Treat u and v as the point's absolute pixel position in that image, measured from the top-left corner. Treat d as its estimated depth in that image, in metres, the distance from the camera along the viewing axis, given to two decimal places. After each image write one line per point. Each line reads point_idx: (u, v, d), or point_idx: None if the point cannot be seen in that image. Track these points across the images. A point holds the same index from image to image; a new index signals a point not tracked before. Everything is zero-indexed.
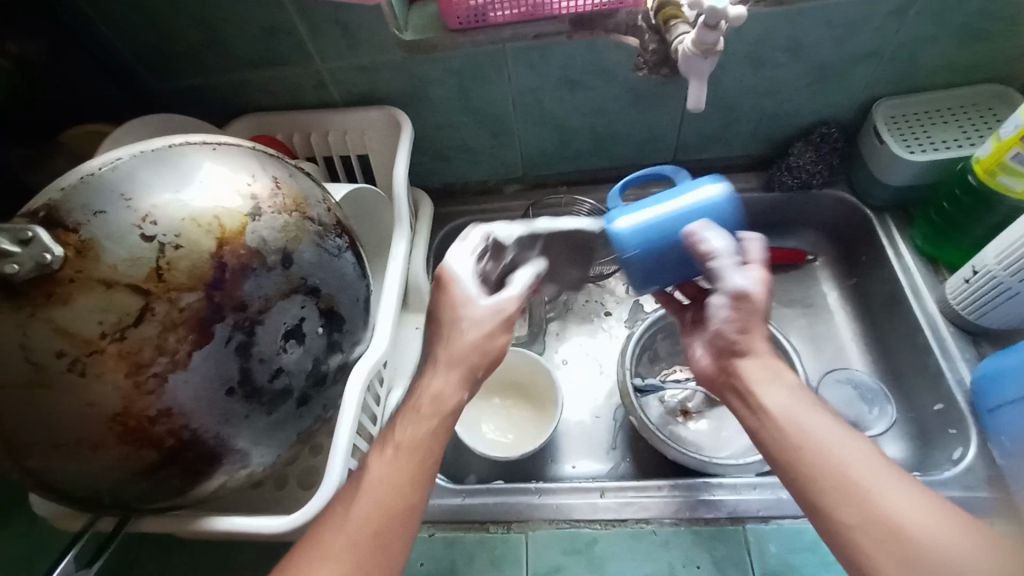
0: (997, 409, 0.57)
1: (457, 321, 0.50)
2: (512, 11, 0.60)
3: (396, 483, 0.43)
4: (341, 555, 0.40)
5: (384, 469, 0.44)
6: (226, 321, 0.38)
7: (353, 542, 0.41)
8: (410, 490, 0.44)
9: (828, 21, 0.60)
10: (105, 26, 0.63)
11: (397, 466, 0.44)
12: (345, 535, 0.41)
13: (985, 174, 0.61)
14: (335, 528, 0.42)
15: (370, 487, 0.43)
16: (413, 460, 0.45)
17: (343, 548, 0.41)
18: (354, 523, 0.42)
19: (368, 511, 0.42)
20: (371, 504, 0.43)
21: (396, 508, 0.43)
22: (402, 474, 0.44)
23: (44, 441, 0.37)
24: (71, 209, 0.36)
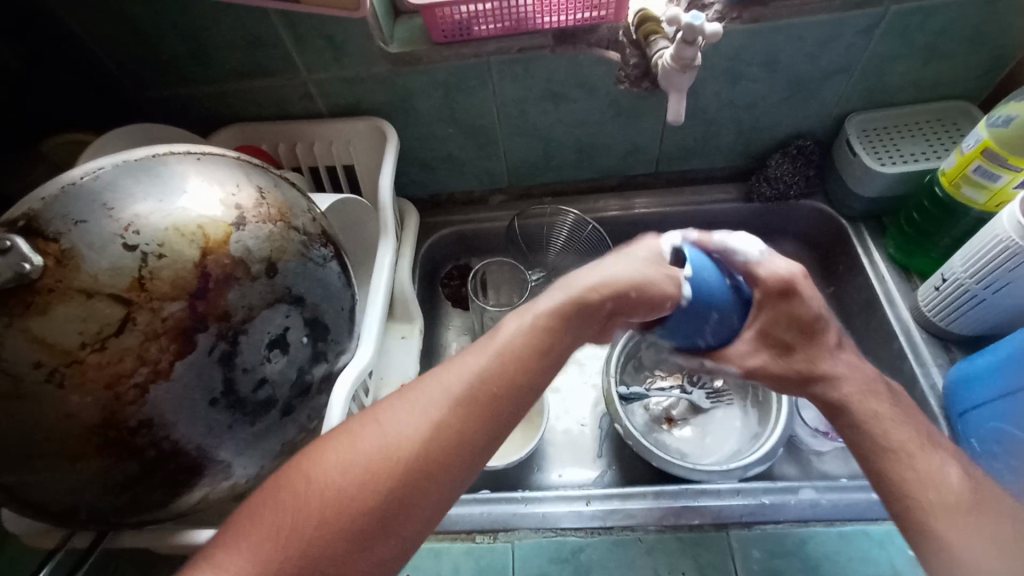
0: (966, 412, 0.59)
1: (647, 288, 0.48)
2: (495, 25, 0.61)
3: (524, 352, 0.43)
4: (453, 399, 0.40)
5: (516, 338, 0.43)
6: (210, 330, 0.37)
7: (464, 392, 0.41)
8: (529, 366, 0.42)
9: (801, 39, 0.62)
10: (88, 35, 0.63)
11: (525, 341, 0.43)
12: (463, 382, 0.41)
13: (951, 186, 0.63)
14: (453, 376, 0.41)
15: (501, 351, 0.42)
16: (547, 338, 0.43)
17: (454, 396, 0.41)
18: (473, 377, 0.41)
19: (490, 371, 0.42)
20: (491, 366, 0.42)
21: (516, 380, 0.42)
22: (531, 351, 0.43)
23: (19, 454, 0.36)
24: (52, 218, 0.36)
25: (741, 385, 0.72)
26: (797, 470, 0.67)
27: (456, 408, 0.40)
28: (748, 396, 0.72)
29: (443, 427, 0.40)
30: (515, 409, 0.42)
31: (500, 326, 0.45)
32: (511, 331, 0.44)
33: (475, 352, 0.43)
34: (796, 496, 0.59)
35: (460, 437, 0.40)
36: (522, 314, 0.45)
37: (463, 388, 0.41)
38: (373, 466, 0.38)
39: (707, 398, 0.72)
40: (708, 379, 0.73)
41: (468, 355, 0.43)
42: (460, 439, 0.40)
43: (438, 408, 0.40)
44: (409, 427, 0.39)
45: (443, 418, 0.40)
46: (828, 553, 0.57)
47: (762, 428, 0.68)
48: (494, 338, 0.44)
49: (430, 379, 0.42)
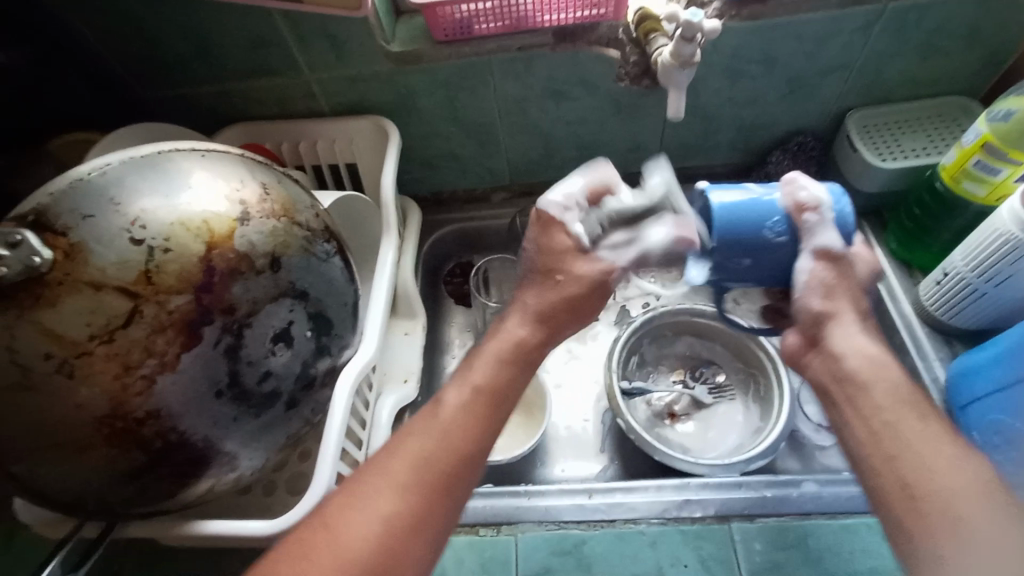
0: (969, 405, 0.59)
1: (553, 272, 0.53)
2: (496, 23, 0.62)
3: (465, 429, 0.46)
4: (396, 491, 0.42)
5: (457, 407, 0.47)
6: (215, 323, 0.38)
7: (403, 479, 0.43)
8: (473, 437, 0.46)
9: (800, 36, 0.63)
10: (94, 36, 0.63)
11: (465, 410, 0.47)
12: (413, 466, 0.44)
13: (951, 181, 0.63)
14: (405, 459, 0.44)
15: (446, 421, 0.46)
16: (488, 405, 0.47)
17: (404, 483, 0.43)
18: (412, 465, 0.44)
19: (427, 458, 0.44)
20: (438, 439, 0.45)
21: (462, 449, 0.45)
22: (473, 419, 0.46)
23: (28, 445, 0.37)
24: (61, 213, 0.37)
25: (743, 381, 0.73)
26: (799, 464, 0.67)
27: (399, 497, 0.42)
28: (750, 392, 0.72)
29: (405, 507, 0.42)
30: (465, 483, 0.45)
31: (433, 406, 0.47)
32: (438, 412, 0.47)
33: (421, 427, 0.46)
34: (798, 490, 0.59)
35: (412, 523, 0.42)
36: (456, 389, 0.48)
37: (416, 465, 0.44)
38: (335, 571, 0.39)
39: (709, 393, 0.73)
40: (709, 375, 0.74)
41: (398, 444, 0.45)
42: (421, 515, 0.42)
43: (381, 499, 0.42)
44: (373, 516, 0.41)
45: (404, 497, 0.42)
46: (830, 546, 0.57)
47: (764, 423, 0.69)
48: (432, 417, 0.46)
49: (381, 463, 0.44)
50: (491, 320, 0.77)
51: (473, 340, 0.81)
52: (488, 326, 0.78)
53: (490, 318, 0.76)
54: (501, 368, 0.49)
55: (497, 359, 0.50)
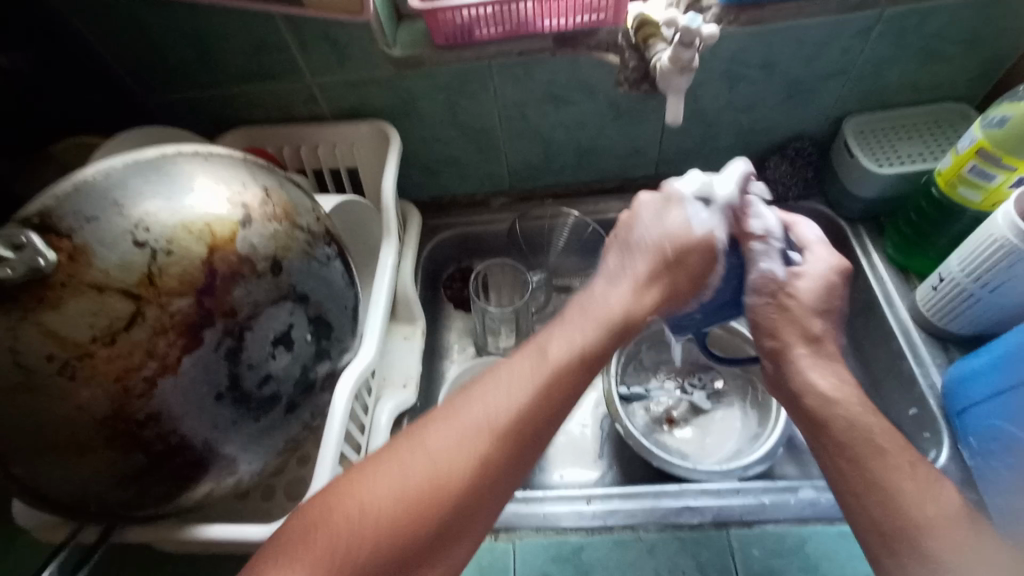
0: (965, 411, 0.59)
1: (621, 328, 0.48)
2: (497, 28, 0.62)
3: (563, 383, 0.44)
4: (490, 432, 0.42)
5: (548, 368, 0.44)
6: (216, 326, 0.38)
7: (496, 421, 0.42)
8: (562, 398, 0.44)
9: (798, 43, 0.63)
10: (97, 39, 0.64)
11: (558, 367, 0.45)
12: (498, 415, 0.42)
13: (947, 186, 0.64)
14: (502, 402, 0.43)
15: (538, 379, 0.44)
16: (578, 367, 0.45)
17: (500, 424, 0.42)
18: (508, 409, 0.42)
19: (524, 405, 0.43)
20: (530, 390, 0.43)
21: (549, 406, 0.43)
22: (573, 377, 0.45)
23: (29, 447, 0.37)
24: (64, 215, 0.37)
25: (741, 386, 0.74)
26: (797, 470, 0.67)
27: (492, 438, 0.41)
28: (748, 398, 0.72)
29: (487, 450, 0.41)
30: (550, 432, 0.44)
31: (537, 354, 0.46)
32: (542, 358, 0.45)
33: (513, 375, 0.44)
34: (796, 495, 0.59)
35: (495, 464, 0.41)
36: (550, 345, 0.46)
37: (502, 411, 0.42)
38: (415, 491, 0.39)
39: (707, 398, 0.73)
40: (707, 380, 0.74)
41: (494, 383, 0.44)
42: (498, 461, 0.41)
43: (472, 438, 0.41)
44: (446, 454, 0.41)
45: (487, 442, 0.41)
46: (829, 552, 0.57)
47: (762, 428, 0.69)
48: (535, 365, 0.45)
49: (468, 399, 0.43)
50: (490, 325, 0.77)
51: (472, 344, 0.81)
52: (487, 331, 0.78)
53: (489, 322, 0.76)
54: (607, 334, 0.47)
55: (593, 321, 0.48)
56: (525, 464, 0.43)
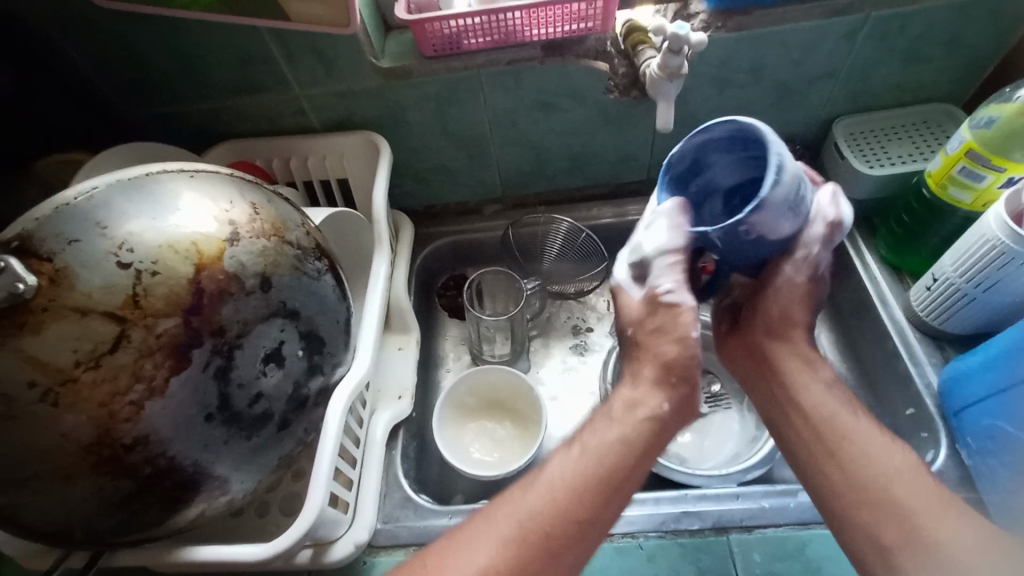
0: (963, 411, 0.59)
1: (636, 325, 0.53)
2: (484, 38, 0.62)
3: (584, 498, 0.46)
4: (501, 547, 0.44)
5: (574, 471, 0.47)
6: (205, 346, 0.37)
7: (511, 539, 0.44)
8: (596, 499, 0.46)
9: (785, 47, 0.63)
10: (81, 56, 0.63)
11: (586, 470, 0.47)
12: (514, 526, 0.44)
13: (937, 187, 0.64)
14: (514, 513, 0.45)
15: (548, 491, 0.46)
16: (589, 492, 0.46)
17: (508, 538, 0.44)
18: (521, 523, 0.44)
19: (536, 517, 0.45)
20: (551, 506, 0.45)
21: (567, 519, 0.45)
22: (592, 495, 0.46)
23: (15, 474, 0.36)
24: (45, 238, 0.36)
25: (739, 389, 0.73)
26: None
27: (500, 554, 0.43)
28: (746, 401, 0.72)
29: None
30: (569, 557, 0.44)
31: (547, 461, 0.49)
32: (553, 468, 0.48)
33: (537, 487, 0.46)
34: (795, 499, 0.59)
35: None
36: (580, 447, 0.49)
37: (518, 532, 0.44)
38: None
39: (705, 402, 0.73)
40: (704, 384, 0.74)
41: (511, 496, 0.47)
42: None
43: (488, 552, 0.43)
44: (459, 572, 0.42)
45: (497, 564, 0.43)
46: (829, 555, 0.57)
47: (760, 431, 0.69)
48: (546, 474, 0.47)
49: (487, 521, 0.45)
50: (485, 333, 0.76)
51: (468, 353, 0.80)
52: (482, 339, 0.77)
53: (484, 331, 0.76)
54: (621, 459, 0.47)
55: (617, 421, 0.49)
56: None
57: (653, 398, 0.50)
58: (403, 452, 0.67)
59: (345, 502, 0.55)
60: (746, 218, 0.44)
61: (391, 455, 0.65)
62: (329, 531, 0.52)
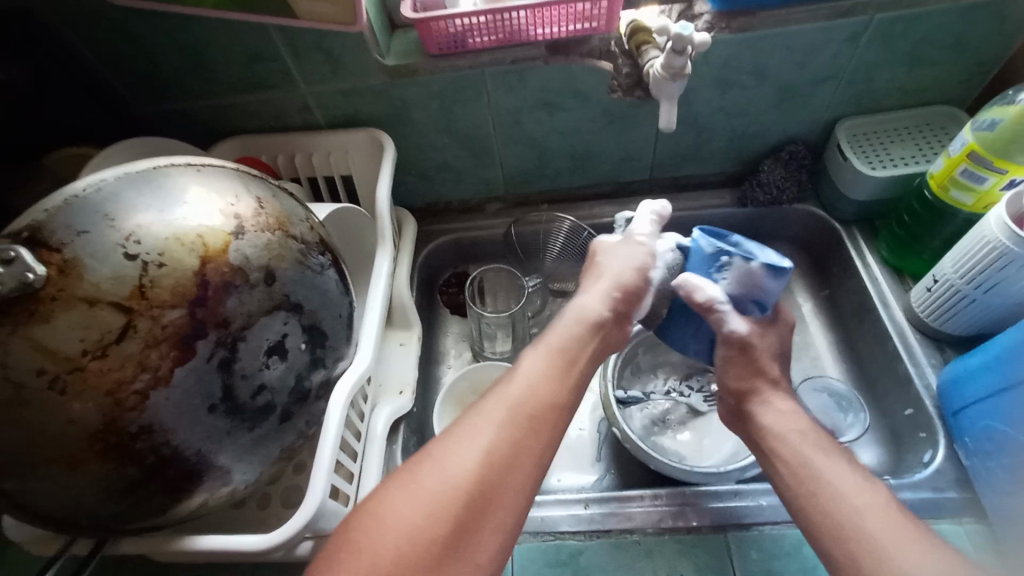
0: (962, 411, 0.59)
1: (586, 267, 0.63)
2: (489, 37, 0.62)
3: (551, 380, 0.51)
4: (492, 431, 0.47)
5: (542, 363, 0.52)
6: (209, 337, 0.38)
7: (500, 423, 0.47)
8: (559, 386, 0.51)
9: (789, 48, 0.64)
10: (91, 51, 0.64)
11: (552, 362, 0.52)
12: (502, 413, 0.48)
13: (939, 189, 0.64)
14: (496, 407, 0.49)
15: (523, 383, 0.50)
16: (556, 375, 0.51)
17: (499, 424, 0.47)
18: (506, 410, 0.48)
19: (518, 405, 0.48)
20: (533, 393, 0.49)
21: (545, 403, 0.49)
22: (558, 377, 0.51)
23: (22, 461, 0.37)
24: (55, 229, 0.37)
25: None
26: None
27: (495, 436, 0.46)
28: None
29: (501, 454, 0.46)
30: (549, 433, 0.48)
31: (514, 365, 0.53)
32: (521, 368, 0.52)
33: (519, 380, 0.50)
34: None
35: (507, 458, 0.46)
36: (547, 343, 0.54)
37: (510, 417, 0.48)
38: (440, 496, 0.43)
39: (705, 401, 0.73)
40: (704, 383, 0.75)
41: (487, 395, 0.50)
42: (512, 468, 0.46)
43: (482, 435, 0.47)
44: (460, 457, 0.45)
45: (499, 443, 0.46)
46: None
47: None
48: (518, 371, 0.52)
49: (480, 413, 0.49)
50: (486, 330, 0.77)
51: (469, 349, 0.81)
52: (484, 336, 0.78)
53: (485, 328, 0.76)
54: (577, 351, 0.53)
55: (572, 323, 0.56)
56: (532, 470, 0.47)
57: (599, 306, 0.57)
58: (403, 447, 0.67)
59: (346, 496, 0.56)
60: (736, 257, 0.55)
61: (392, 449, 0.66)
62: (330, 523, 0.53)
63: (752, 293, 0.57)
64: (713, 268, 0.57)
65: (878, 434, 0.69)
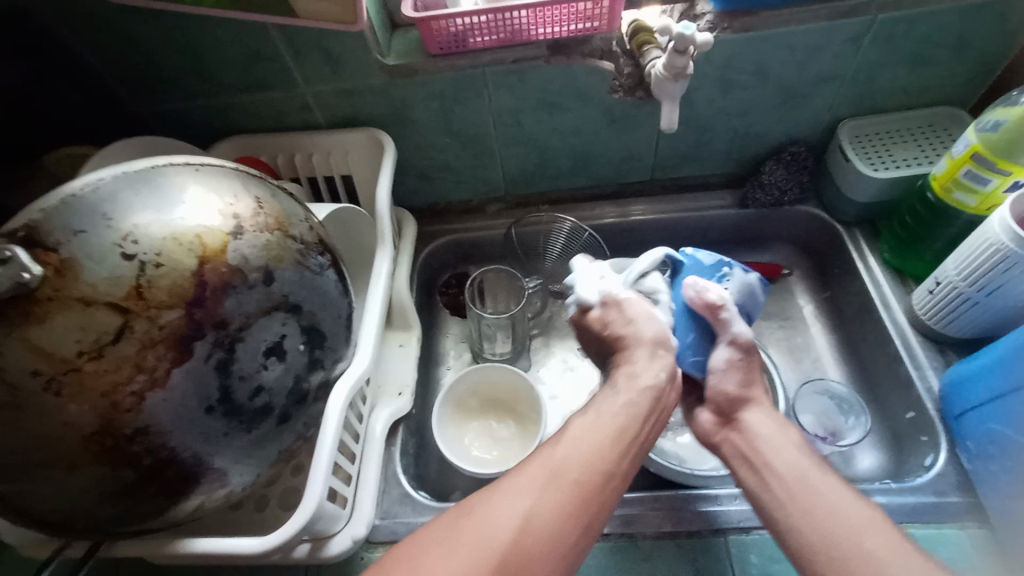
0: (964, 415, 0.59)
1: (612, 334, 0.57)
2: (490, 36, 0.62)
3: (605, 453, 0.48)
4: (536, 491, 0.45)
5: (601, 429, 0.49)
6: (207, 338, 0.38)
7: (546, 485, 0.45)
8: (619, 455, 0.48)
9: (791, 49, 0.63)
10: (89, 50, 0.64)
11: (605, 433, 0.49)
12: (547, 473, 0.46)
13: (942, 190, 0.64)
14: (539, 465, 0.47)
15: (573, 447, 0.48)
16: (611, 450, 0.48)
17: (544, 486, 0.45)
18: (552, 470, 0.46)
19: (565, 467, 0.46)
20: (591, 463, 0.47)
21: (600, 474, 0.47)
22: (612, 450, 0.48)
23: (17, 463, 0.37)
24: (51, 229, 0.36)
25: None
26: None
27: (538, 497, 0.45)
28: None
29: (542, 520, 0.43)
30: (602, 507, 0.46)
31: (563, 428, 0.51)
32: (570, 432, 0.49)
33: (569, 443, 0.48)
34: None
35: (553, 524, 0.44)
36: (597, 411, 0.51)
37: (556, 480, 0.46)
38: (480, 556, 0.42)
39: None
40: None
41: (534, 454, 0.49)
42: (556, 535, 0.43)
43: (526, 496, 0.45)
44: (500, 515, 0.44)
45: (539, 508, 0.44)
46: None
47: None
48: (566, 434, 0.50)
49: (525, 470, 0.47)
50: (486, 332, 0.76)
51: (469, 351, 0.80)
52: (483, 337, 0.77)
53: (485, 329, 0.76)
54: (633, 422, 0.50)
55: (622, 393, 0.52)
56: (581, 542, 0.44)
57: (655, 376, 0.53)
58: (402, 449, 0.67)
59: (344, 498, 0.56)
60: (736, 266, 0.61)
61: (391, 451, 0.66)
62: (328, 525, 0.52)
63: (747, 307, 0.61)
64: (715, 276, 0.60)
65: (880, 437, 0.69)
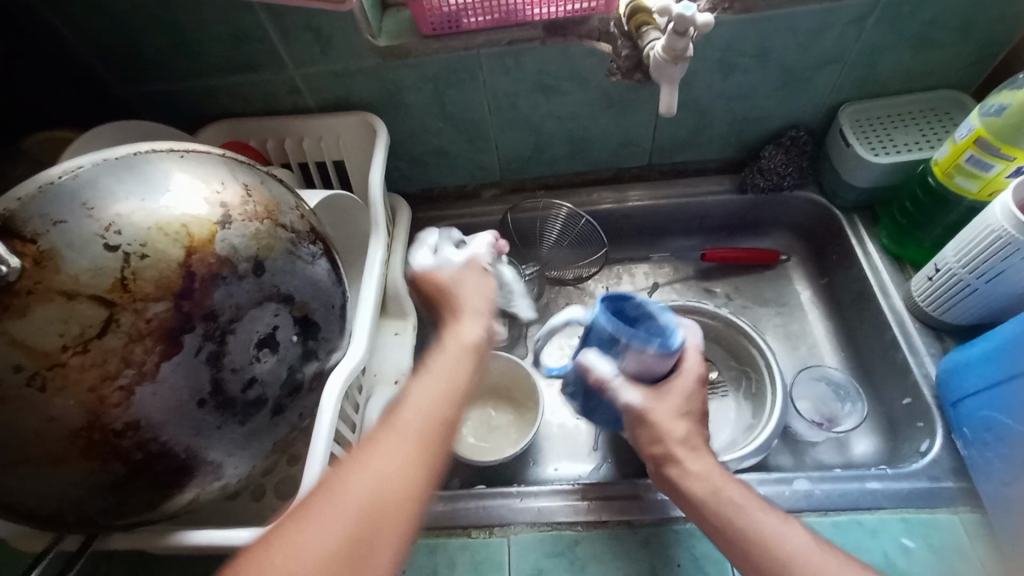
0: (960, 402, 0.59)
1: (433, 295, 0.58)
2: (485, 17, 0.61)
3: (439, 408, 0.46)
4: (392, 456, 0.43)
5: (439, 387, 0.48)
6: (196, 330, 0.37)
7: (397, 448, 0.43)
8: (455, 407, 0.47)
9: (793, 30, 0.62)
10: (69, 31, 0.62)
11: (441, 388, 0.47)
12: (397, 437, 0.44)
13: (943, 176, 0.63)
14: (389, 431, 0.44)
15: (414, 410, 0.46)
16: (446, 403, 0.47)
17: (396, 450, 0.43)
18: (397, 434, 0.44)
19: (410, 428, 0.44)
20: (431, 418, 0.45)
21: (444, 431, 0.45)
22: (445, 404, 0.47)
23: (5, 458, 0.36)
24: (29, 218, 0.35)
25: (735, 376, 0.74)
26: (791, 460, 0.67)
27: (395, 461, 0.43)
28: (742, 389, 0.72)
29: (404, 480, 0.42)
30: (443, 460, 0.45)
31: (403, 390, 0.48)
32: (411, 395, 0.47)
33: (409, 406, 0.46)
34: (790, 487, 0.58)
35: (406, 483, 0.42)
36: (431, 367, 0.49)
37: (405, 444, 0.44)
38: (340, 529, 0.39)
39: None
40: None
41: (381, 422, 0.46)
42: (410, 494, 0.42)
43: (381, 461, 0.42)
44: (360, 485, 0.41)
45: (400, 468, 0.43)
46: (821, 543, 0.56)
47: (756, 419, 0.68)
48: (407, 396, 0.47)
49: (376, 438, 0.44)
50: None
51: None
52: None
53: None
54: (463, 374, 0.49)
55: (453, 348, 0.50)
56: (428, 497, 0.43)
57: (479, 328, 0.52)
58: None
59: None
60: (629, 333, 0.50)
61: None
62: None
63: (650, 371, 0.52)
64: (609, 348, 0.53)
65: (875, 423, 0.69)
